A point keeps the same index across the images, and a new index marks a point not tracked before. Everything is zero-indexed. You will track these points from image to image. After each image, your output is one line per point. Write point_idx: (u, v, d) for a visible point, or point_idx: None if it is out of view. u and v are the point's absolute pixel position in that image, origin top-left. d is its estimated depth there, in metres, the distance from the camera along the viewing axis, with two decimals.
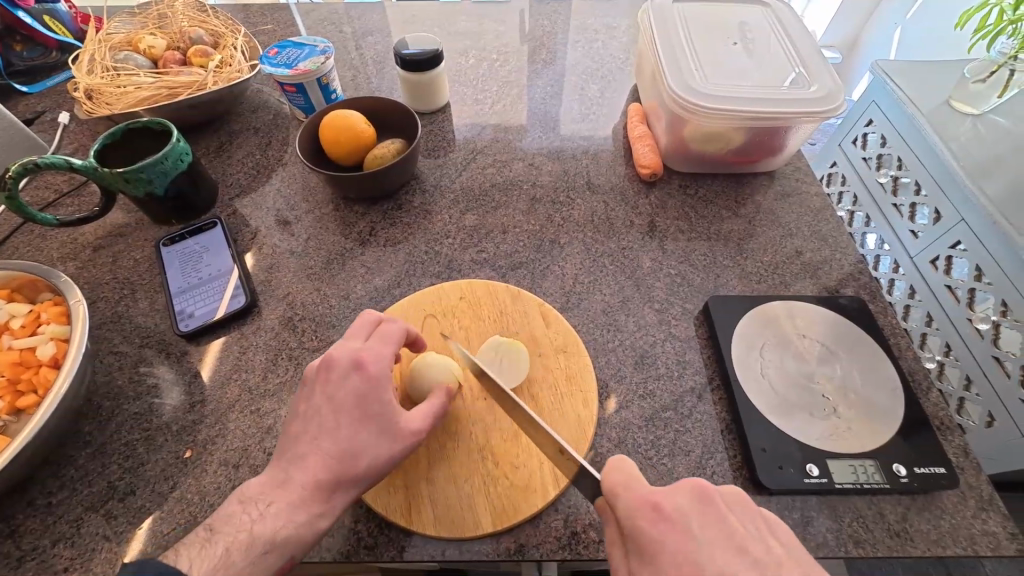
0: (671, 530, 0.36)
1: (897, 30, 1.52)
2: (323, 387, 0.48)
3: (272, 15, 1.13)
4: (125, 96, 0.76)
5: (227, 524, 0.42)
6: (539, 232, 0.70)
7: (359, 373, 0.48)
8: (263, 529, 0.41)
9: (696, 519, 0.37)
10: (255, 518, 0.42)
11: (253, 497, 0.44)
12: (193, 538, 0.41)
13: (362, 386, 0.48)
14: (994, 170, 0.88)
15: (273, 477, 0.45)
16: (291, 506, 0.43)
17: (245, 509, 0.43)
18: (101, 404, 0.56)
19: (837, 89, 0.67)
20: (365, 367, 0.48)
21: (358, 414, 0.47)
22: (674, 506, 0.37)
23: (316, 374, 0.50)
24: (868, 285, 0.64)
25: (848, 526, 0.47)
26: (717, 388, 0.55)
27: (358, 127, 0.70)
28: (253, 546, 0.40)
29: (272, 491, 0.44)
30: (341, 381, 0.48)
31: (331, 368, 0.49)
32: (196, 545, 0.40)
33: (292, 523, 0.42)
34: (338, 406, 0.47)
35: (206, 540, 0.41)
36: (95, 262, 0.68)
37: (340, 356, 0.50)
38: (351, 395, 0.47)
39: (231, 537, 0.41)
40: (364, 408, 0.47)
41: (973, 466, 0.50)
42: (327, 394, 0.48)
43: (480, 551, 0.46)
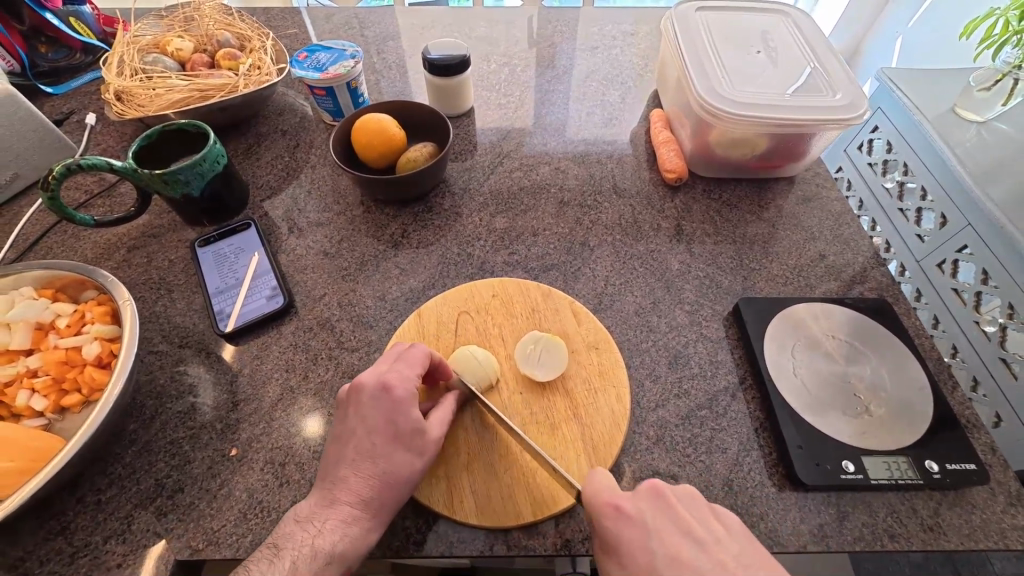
0: (632, 528, 0.40)
1: (899, 38, 1.55)
2: (356, 409, 0.49)
3: (293, 18, 1.14)
4: (157, 98, 0.77)
5: (290, 539, 0.44)
6: (569, 235, 0.72)
7: (387, 395, 0.49)
8: (322, 543, 0.43)
9: (650, 515, 0.41)
10: (314, 533, 0.44)
11: (308, 516, 0.45)
12: (259, 556, 0.43)
13: (391, 406, 0.48)
14: (998, 175, 0.90)
15: (323, 496, 0.46)
16: (345, 521, 0.44)
17: (303, 527, 0.44)
18: (144, 402, 0.56)
19: (860, 98, 0.68)
20: (393, 389, 0.49)
21: (390, 435, 0.48)
22: (633, 505, 0.42)
23: (348, 397, 0.51)
24: (891, 288, 0.66)
25: (883, 520, 0.48)
26: (750, 387, 0.57)
27: (390, 130, 0.71)
28: (315, 558, 0.42)
29: (324, 509, 0.45)
30: (371, 405, 0.49)
31: (360, 390, 0.50)
32: (264, 561, 0.42)
33: (348, 536, 0.44)
34: (371, 426, 0.48)
35: (272, 555, 0.43)
36: (130, 262, 0.69)
37: (368, 379, 0.50)
38: (382, 416, 0.48)
39: (296, 551, 0.42)
40: (395, 428, 0.48)
41: (999, 463, 0.52)
42: (360, 415, 0.49)
43: (523, 544, 0.47)
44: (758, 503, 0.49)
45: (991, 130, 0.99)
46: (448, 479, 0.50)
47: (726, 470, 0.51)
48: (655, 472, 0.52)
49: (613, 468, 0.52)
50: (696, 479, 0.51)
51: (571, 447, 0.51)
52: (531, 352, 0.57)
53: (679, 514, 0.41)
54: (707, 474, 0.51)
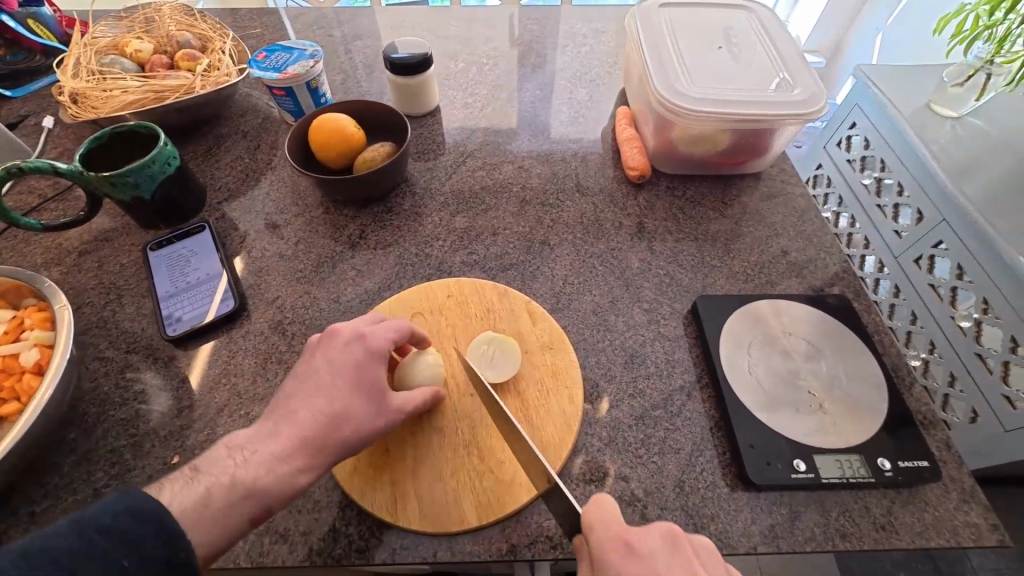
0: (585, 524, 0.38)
1: (877, 36, 1.55)
2: (325, 352, 0.49)
3: (262, 19, 1.13)
4: (112, 100, 0.76)
5: (212, 466, 0.42)
6: (529, 234, 0.71)
7: (362, 345, 0.49)
8: (243, 475, 0.41)
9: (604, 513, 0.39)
10: (238, 464, 0.42)
11: (241, 444, 0.44)
12: (177, 477, 0.41)
13: (363, 356, 0.48)
14: (973, 171, 0.90)
15: (265, 427, 0.44)
16: (277, 457, 0.43)
17: (231, 454, 0.43)
18: (86, 410, 0.55)
19: (821, 93, 0.68)
20: (369, 344, 0.49)
21: (353, 380, 0.47)
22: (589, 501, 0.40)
23: (319, 342, 0.50)
24: (853, 284, 0.65)
25: (835, 520, 0.47)
26: (706, 386, 0.56)
27: (347, 130, 0.70)
28: (232, 491, 0.40)
29: (262, 441, 0.43)
30: (342, 350, 0.48)
31: (334, 338, 0.49)
32: (181, 482, 0.41)
33: (274, 473, 0.42)
34: (336, 367, 0.47)
35: (190, 478, 0.41)
36: (80, 267, 0.68)
37: (346, 329, 0.50)
38: (350, 361, 0.48)
39: (213, 479, 0.41)
40: (360, 376, 0.47)
41: (954, 460, 0.51)
42: (326, 365, 0.47)
43: (467, 551, 0.46)
44: (709, 504, 0.48)
45: (966, 126, 0.99)
46: (393, 483, 0.48)
47: (678, 471, 0.50)
48: (607, 474, 0.51)
49: (563, 470, 0.51)
50: (647, 480, 0.50)
51: None
52: (484, 353, 0.56)
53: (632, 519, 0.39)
54: (659, 475, 0.50)
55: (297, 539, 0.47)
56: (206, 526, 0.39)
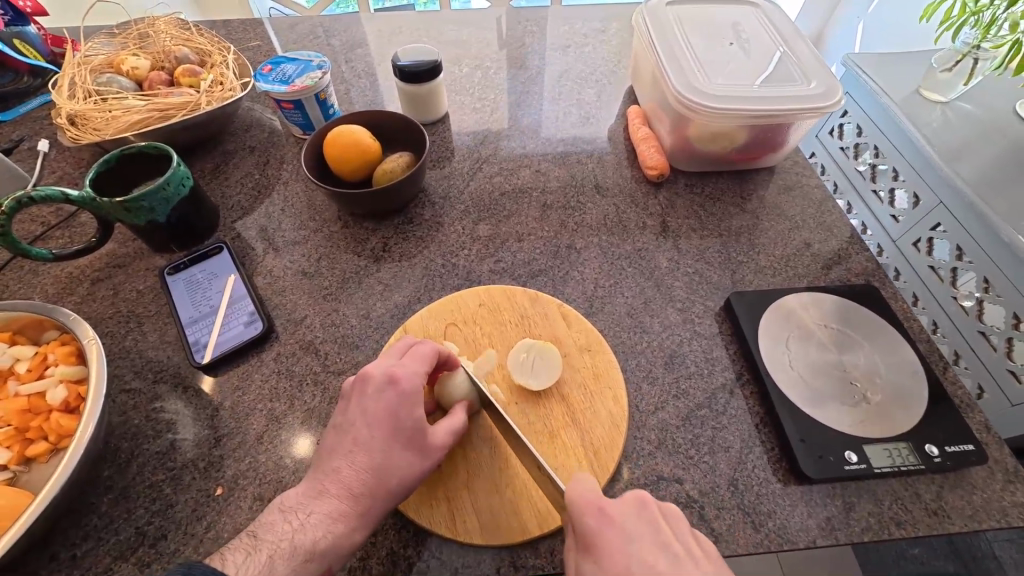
0: (611, 532, 0.39)
1: (860, 24, 1.59)
2: (359, 401, 0.48)
3: (255, 30, 1.10)
4: (114, 121, 0.73)
5: (268, 531, 0.42)
6: (554, 239, 0.70)
7: (393, 389, 0.48)
8: (302, 539, 0.42)
9: (633, 526, 0.39)
10: (296, 527, 0.42)
11: (294, 506, 0.44)
12: (237, 544, 0.41)
13: (397, 400, 0.47)
14: (964, 154, 0.92)
15: (312, 486, 0.45)
16: (331, 517, 0.43)
17: (286, 518, 0.43)
18: (118, 446, 0.53)
19: (833, 85, 0.69)
20: (399, 384, 0.48)
21: (390, 428, 0.46)
22: (617, 511, 0.40)
23: (352, 389, 0.49)
24: (877, 272, 0.66)
25: (888, 508, 0.48)
26: (747, 382, 0.57)
27: (364, 141, 0.68)
28: (294, 555, 0.41)
29: (313, 501, 0.44)
30: (376, 396, 0.48)
31: (366, 382, 0.49)
32: (243, 551, 0.41)
33: (332, 533, 0.42)
34: (372, 419, 0.47)
35: (250, 546, 0.41)
36: (95, 295, 0.65)
37: (376, 370, 0.49)
38: (384, 409, 0.47)
39: (274, 544, 0.41)
40: (396, 422, 0.46)
41: (995, 441, 0.52)
42: (362, 408, 0.47)
43: (531, 564, 0.45)
44: (766, 501, 0.49)
45: (955, 111, 1.02)
46: (450, 500, 0.48)
47: (730, 469, 0.51)
48: (660, 477, 0.51)
49: (616, 475, 0.50)
50: (701, 481, 0.50)
51: (572, 455, 0.50)
52: (525, 360, 0.55)
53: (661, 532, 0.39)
54: (712, 475, 0.50)
55: (356, 566, 0.46)
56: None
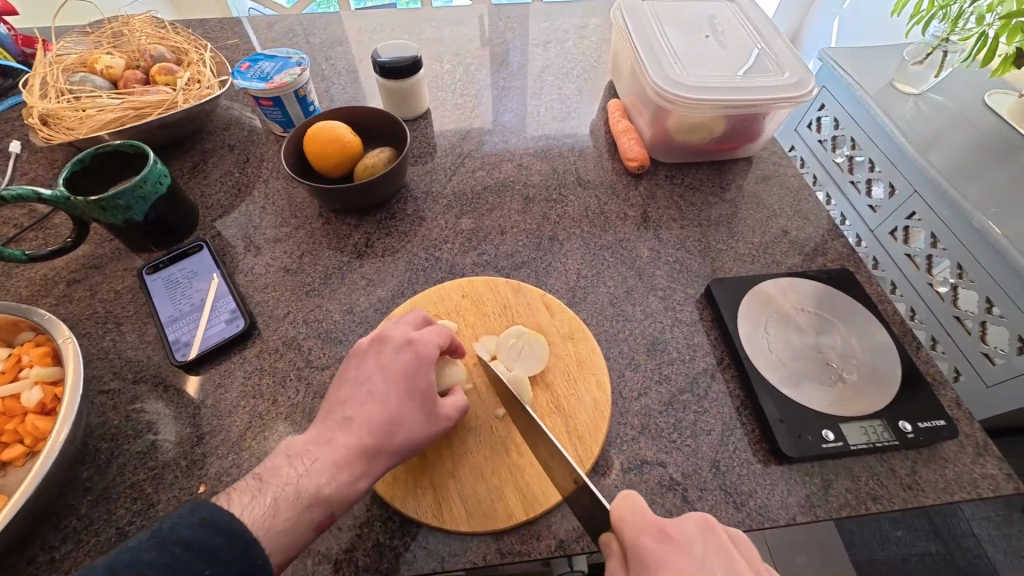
0: (674, 551, 0.37)
1: (835, 20, 1.62)
2: (376, 357, 0.48)
3: (233, 29, 1.09)
4: (88, 120, 0.72)
5: (273, 475, 0.42)
6: (537, 231, 0.71)
7: (411, 350, 0.48)
8: (307, 484, 0.41)
9: (702, 549, 0.37)
10: (301, 472, 0.42)
11: (299, 452, 0.43)
12: (242, 486, 0.41)
13: (416, 359, 0.48)
14: (936, 142, 0.95)
15: (320, 436, 0.44)
16: (336, 465, 0.42)
17: (292, 463, 0.42)
18: (97, 446, 0.52)
19: (807, 75, 0.70)
20: (418, 346, 0.48)
21: (405, 384, 0.46)
22: (679, 531, 0.38)
23: (371, 344, 0.50)
24: (852, 256, 0.68)
25: (865, 484, 0.49)
26: (727, 367, 0.57)
27: (344, 137, 0.68)
28: (299, 499, 0.40)
29: (320, 447, 0.43)
30: (393, 356, 0.48)
31: (385, 342, 0.49)
32: (247, 493, 0.40)
33: (336, 481, 0.42)
34: (388, 374, 0.47)
35: (255, 489, 0.40)
36: (72, 296, 0.64)
37: (395, 333, 0.50)
38: (403, 366, 0.47)
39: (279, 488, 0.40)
40: (411, 383, 0.46)
41: (965, 416, 0.54)
42: (379, 363, 0.48)
43: (516, 550, 0.46)
44: (746, 481, 0.49)
45: (927, 102, 1.04)
46: (435, 488, 0.48)
47: (712, 452, 0.51)
48: (644, 461, 0.51)
49: (600, 460, 0.51)
50: (684, 464, 0.51)
51: (556, 441, 0.51)
52: (513, 345, 0.56)
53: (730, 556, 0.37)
54: (694, 457, 0.51)
55: (342, 557, 0.46)
56: (277, 534, 0.38)
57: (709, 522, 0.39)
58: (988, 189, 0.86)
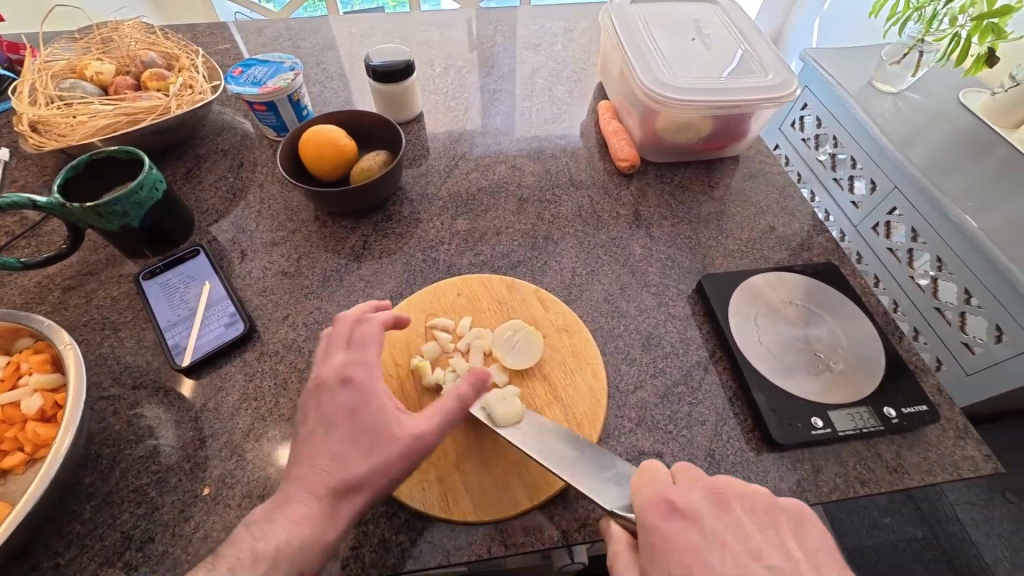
0: (685, 526, 0.38)
1: (817, 21, 1.66)
2: (316, 405, 0.47)
3: (222, 34, 1.09)
4: (79, 126, 0.72)
5: None
6: (532, 231, 0.72)
7: (349, 387, 0.47)
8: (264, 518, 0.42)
9: (710, 520, 0.39)
10: None
11: None
12: None
13: (355, 399, 0.46)
14: (917, 141, 0.97)
15: None
16: None
17: (251, 530, 0.40)
18: (99, 452, 0.52)
19: (789, 76, 0.73)
20: (354, 382, 0.47)
21: (351, 427, 0.45)
22: (686, 503, 0.40)
23: (308, 396, 0.48)
24: (836, 251, 0.70)
25: (853, 469, 0.51)
26: (720, 359, 0.59)
27: (339, 141, 0.69)
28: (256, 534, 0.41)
29: None
30: (332, 397, 0.47)
31: (321, 386, 0.48)
32: None
33: None
34: (330, 423, 0.45)
35: None
36: (67, 304, 0.64)
37: (327, 374, 0.48)
38: (344, 408, 0.46)
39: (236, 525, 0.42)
40: (358, 422, 0.45)
41: (946, 402, 0.56)
42: (320, 411, 0.46)
43: (520, 541, 0.47)
44: (740, 469, 0.51)
45: (905, 101, 1.07)
46: (441, 482, 0.49)
47: (707, 442, 0.53)
48: (642, 453, 0.53)
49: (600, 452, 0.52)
50: (680, 453, 0.52)
51: None
52: (508, 338, 0.57)
53: (739, 525, 0.39)
54: (690, 447, 0.53)
55: (348, 555, 0.46)
56: None
57: (719, 496, 0.40)
58: (964, 185, 0.89)
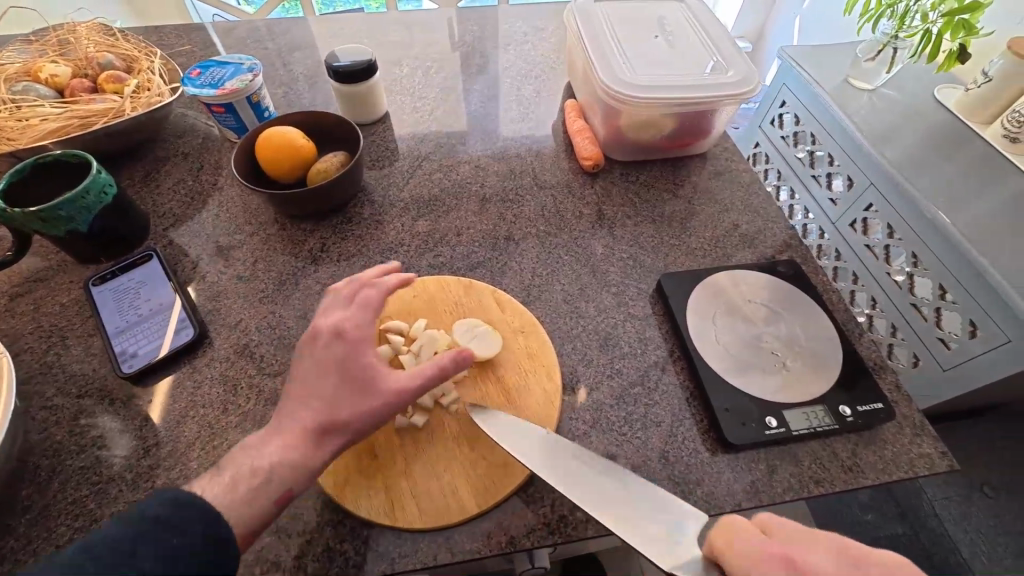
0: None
1: (795, 19, 1.66)
2: (310, 353, 0.47)
3: (189, 36, 1.08)
4: (29, 129, 0.70)
5: None
6: (493, 232, 0.71)
7: (341, 340, 0.47)
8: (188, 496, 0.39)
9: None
10: None
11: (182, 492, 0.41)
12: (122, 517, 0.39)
13: (345, 351, 0.47)
14: (891, 136, 0.96)
15: None
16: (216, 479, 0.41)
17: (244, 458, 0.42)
18: (38, 463, 0.51)
19: (752, 73, 0.72)
20: (346, 334, 0.47)
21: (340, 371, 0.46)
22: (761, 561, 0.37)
23: (304, 343, 0.49)
24: (799, 249, 0.70)
25: (808, 468, 0.51)
26: (678, 359, 0.59)
27: (296, 142, 0.68)
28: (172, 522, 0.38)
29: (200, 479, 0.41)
30: (326, 347, 0.47)
31: (316, 336, 0.48)
32: None
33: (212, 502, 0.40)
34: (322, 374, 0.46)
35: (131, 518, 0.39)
36: (15, 311, 0.63)
37: (324, 326, 0.49)
38: (335, 360, 0.46)
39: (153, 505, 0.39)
40: (347, 371, 0.46)
41: (904, 399, 0.56)
42: (314, 359, 0.47)
43: (467, 547, 0.46)
44: (694, 470, 0.50)
45: (881, 98, 1.05)
46: (380, 472, 0.49)
47: (661, 443, 0.52)
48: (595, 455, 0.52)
49: None
50: (634, 455, 0.52)
51: None
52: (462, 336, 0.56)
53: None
54: (644, 449, 0.52)
55: (291, 565, 0.45)
56: None
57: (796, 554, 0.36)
58: (938, 180, 0.88)
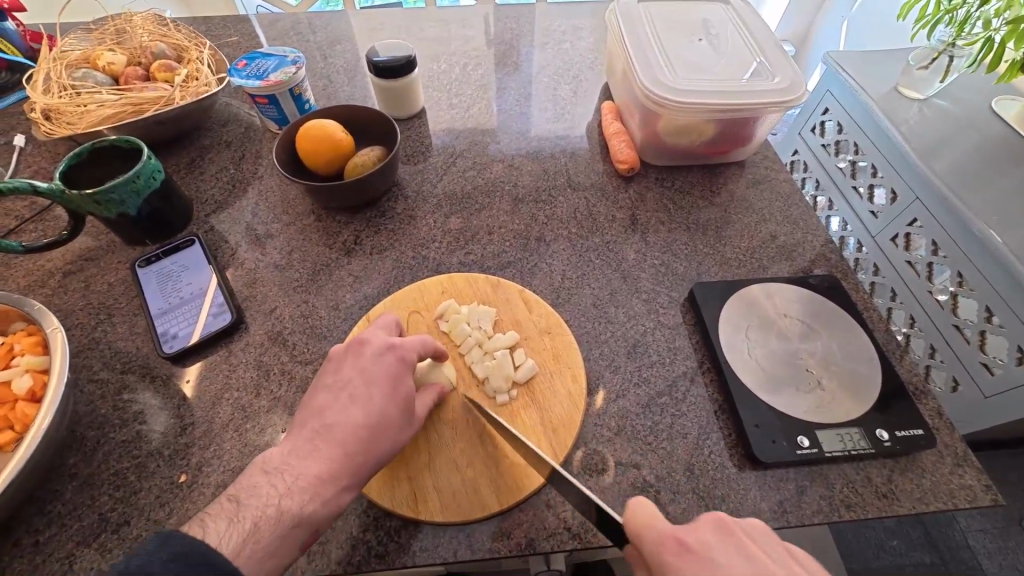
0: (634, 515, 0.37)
1: (844, 23, 1.60)
2: (326, 385, 0.49)
3: (235, 27, 1.11)
4: (87, 115, 0.74)
5: None
6: (524, 231, 0.71)
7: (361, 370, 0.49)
8: (289, 504, 0.41)
9: (655, 508, 0.37)
10: None
11: (276, 468, 0.43)
12: (218, 510, 0.40)
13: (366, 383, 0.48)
14: (944, 148, 0.92)
15: None
16: (319, 479, 0.42)
17: (270, 481, 0.42)
18: (84, 434, 0.54)
19: (798, 79, 0.70)
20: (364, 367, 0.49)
21: (359, 408, 0.47)
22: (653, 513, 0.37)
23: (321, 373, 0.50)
24: (838, 264, 0.67)
25: (839, 491, 0.49)
26: (707, 371, 0.58)
27: (335, 135, 0.69)
28: (280, 522, 0.40)
29: None
30: (345, 379, 0.49)
31: (336, 365, 0.50)
32: (225, 516, 0.39)
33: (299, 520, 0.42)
34: (342, 399, 0.47)
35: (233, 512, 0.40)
36: (67, 287, 0.66)
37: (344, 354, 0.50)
38: (353, 391, 0.48)
39: (258, 511, 0.40)
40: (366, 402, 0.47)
41: (947, 426, 0.53)
42: (331, 389, 0.48)
43: (487, 547, 0.46)
44: (719, 485, 0.50)
45: (933, 108, 1.00)
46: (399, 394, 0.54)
47: (687, 455, 0.51)
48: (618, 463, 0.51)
49: (573, 461, 0.51)
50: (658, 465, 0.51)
51: (530, 431, 0.51)
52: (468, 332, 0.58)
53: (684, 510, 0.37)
54: (669, 460, 0.51)
55: (315, 550, 0.46)
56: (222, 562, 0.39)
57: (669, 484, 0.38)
58: (994, 198, 0.83)
